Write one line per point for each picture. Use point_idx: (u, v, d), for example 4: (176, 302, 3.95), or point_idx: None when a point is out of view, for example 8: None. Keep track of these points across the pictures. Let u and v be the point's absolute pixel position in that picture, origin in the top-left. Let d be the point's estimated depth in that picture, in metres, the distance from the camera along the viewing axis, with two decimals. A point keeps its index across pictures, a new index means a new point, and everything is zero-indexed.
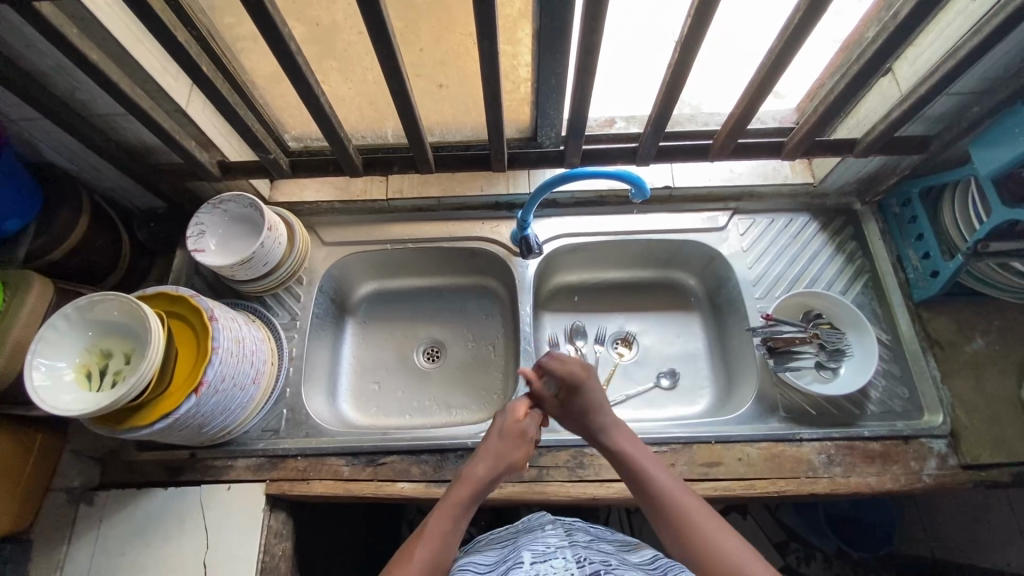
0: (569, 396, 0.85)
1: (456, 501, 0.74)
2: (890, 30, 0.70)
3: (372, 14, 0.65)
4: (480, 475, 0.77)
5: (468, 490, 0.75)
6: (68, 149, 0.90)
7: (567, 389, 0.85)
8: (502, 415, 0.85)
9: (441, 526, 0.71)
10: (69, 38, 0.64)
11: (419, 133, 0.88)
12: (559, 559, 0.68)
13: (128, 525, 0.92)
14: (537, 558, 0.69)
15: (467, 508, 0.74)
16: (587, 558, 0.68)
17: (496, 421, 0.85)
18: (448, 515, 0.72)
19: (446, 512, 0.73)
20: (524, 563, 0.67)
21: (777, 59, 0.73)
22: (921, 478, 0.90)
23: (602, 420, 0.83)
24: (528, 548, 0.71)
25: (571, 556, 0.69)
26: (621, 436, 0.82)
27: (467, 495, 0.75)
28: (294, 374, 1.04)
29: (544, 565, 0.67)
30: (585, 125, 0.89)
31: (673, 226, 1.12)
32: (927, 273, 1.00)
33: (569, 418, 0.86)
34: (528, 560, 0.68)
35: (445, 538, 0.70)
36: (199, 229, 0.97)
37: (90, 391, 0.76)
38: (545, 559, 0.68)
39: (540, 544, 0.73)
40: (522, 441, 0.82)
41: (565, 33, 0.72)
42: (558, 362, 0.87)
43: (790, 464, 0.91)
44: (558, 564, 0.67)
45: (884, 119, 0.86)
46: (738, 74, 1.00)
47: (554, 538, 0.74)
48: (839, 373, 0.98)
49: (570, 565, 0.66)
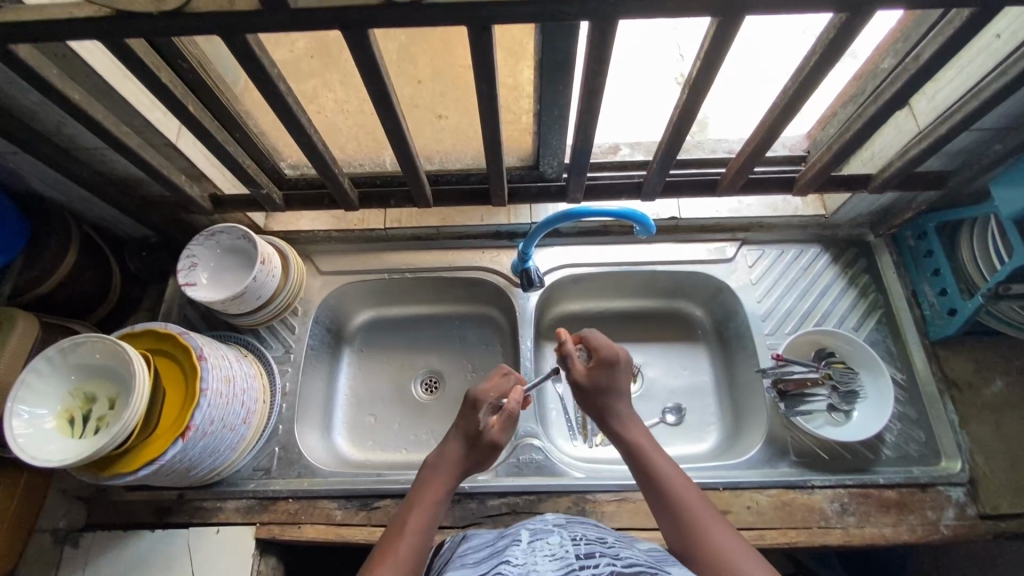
0: (601, 369, 0.84)
1: (435, 495, 0.74)
2: (911, 72, 0.66)
3: (364, 56, 0.62)
4: (453, 475, 0.77)
5: (444, 486, 0.75)
6: (57, 181, 0.87)
7: (599, 362, 0.85)
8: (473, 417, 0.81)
9: (421, 519, 0.70)
10: (49, 80, 0.61)
11: (416, 169, 0.85)
12: (555, 537, 0.69)
13: (114, 570, 0.89)
14: (534, 537, 0.70)
15: (443, 502, 0.74)
16: (583, 536, 0.69)
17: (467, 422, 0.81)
18: (427, 509, 0.72)
19: (427, 503, 0.72)
20: (523, 541, 0.69)
21: (790, 99, 0.70)
22: (938, 529, 0.86)
23: (621, 409, 0.82)
24: (526, 528, 0.72)
25: (567, 534, 0.69)
26: (633, 428, 0.80)
27: (443, 491, 0.75)
28: (287, 410, 1.01)
29: (541, 544, 0.68)
30: (589, 162, 0.86)
31: (680, 257, 1.08)
32: (944, 311, 0.96)
33: (588, 395, 0.84)
34: (525, 538, 0.69)
35: (426, 532, 0.69)
36: (191, 261, 0.94)
37: (72, 439, 0.73)
38: (543, 538, 0.69)
39: (539, 524, 0.74)
40: (488, 444, 0.79)
41: (569, 70, 0.68)
42: (603, 339, 0.87)
43: (801, 513, 0.88)
44: (553, 541, 0.68)
45: (902, 155, 0.83)
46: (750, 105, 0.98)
47: (552, 519, 0.75)
48: (851, 416, 0.94)
49: (565, 542, 0.67)
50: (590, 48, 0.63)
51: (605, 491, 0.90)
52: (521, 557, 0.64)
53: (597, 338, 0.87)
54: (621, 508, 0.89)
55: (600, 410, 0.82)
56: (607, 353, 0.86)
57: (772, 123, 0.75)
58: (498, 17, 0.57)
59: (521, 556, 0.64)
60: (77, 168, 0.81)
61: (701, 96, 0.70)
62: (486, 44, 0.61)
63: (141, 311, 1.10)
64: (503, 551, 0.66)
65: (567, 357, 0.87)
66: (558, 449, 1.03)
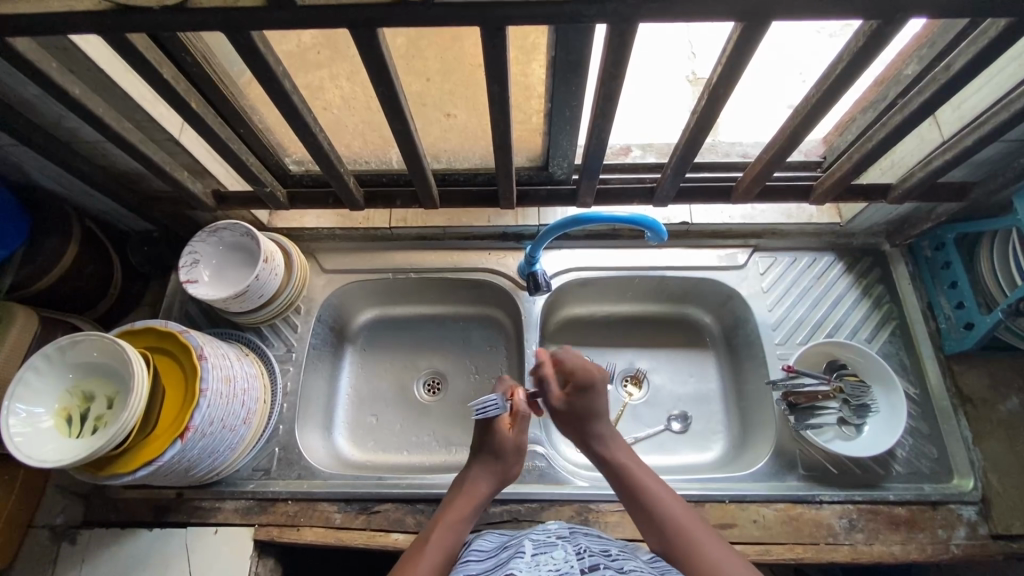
0: (576, 395, 0.82)
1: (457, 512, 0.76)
2: (940, 83, 0.63)
3: (372, 55, 0.60)
4: (478, 489, 0.78)
5: (467, 504, 0.77)
6: (58, 175, 0.86)
7: (575, 386, 0.82)
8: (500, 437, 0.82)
9: (445, 536, 0.72)
10: (47, 73, 0.59)
11: (423, 170, 0.83)
12: (559, 551, 0.67)
13: (111, 567, 0.88)
14: (538, 549, 0.68)
15: (468, 518, 0.76)
16: (587, 549, 0.68)
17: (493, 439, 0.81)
18: (452, 525, 0.74)
19: (454, 518, 0.75)
20: (525, 554, 0.66)
21: (813, 108, 0.67)
22: (948, 549, 0.85)
23: (600, 429, 0.81)
24: (529, 538, 0.71)
25: (571, 547, 0.68)
26: (616, 447, 0.80)
27: (467, 509, 0.76)
28: (288, 410, 0.99)
29: (544, 556, 0.66)
30: (600, 166, 0.83)
31: (690, 263, 1.06)
32: (961, 325, 0.94)
33: (566, 420, 0.83)
34: (528, 550, 0.68)
35: (449, 547, 0.72)
36: (193, 258, 0.92)
37: (70, 439, 0.71)
38: (546, 551, 0.67)
39: (541, 535, 0.72)
40: (512, 454, 0.81)
41: (583, 71, 0.65)
42: (577, 359, 0.85)
43: (809, 529, 0.86)
44: (558, 555, 0.66)
45: (924, 165, 0.80)
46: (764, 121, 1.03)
47: (555, 529, 0.74)
48: (862, 430, 0.92)
49: (569, 556, 0.66)
50: (606, 53, 0.61)
51: (608, 501, 0.89)
52: (525, 571, 0.62)
53: (573, 360, 0.84)
54: (625, 519, 0.87)
55: (579, 435, 0.81)
56: (581, 376, 0.83)
57: (793, 132, 0.72)
58: (512, 18, 0.54)
59: (526, 570, 0.63)
60: (77, 162, 0.79)
61: (718, 104, 0.67)
62: (498, 45, 0.58)
63: (142, 307, 1.09)
64: (507, 564, 0.65)
65: (546, 382, 0.85)
66: (561, 455, 1.01)
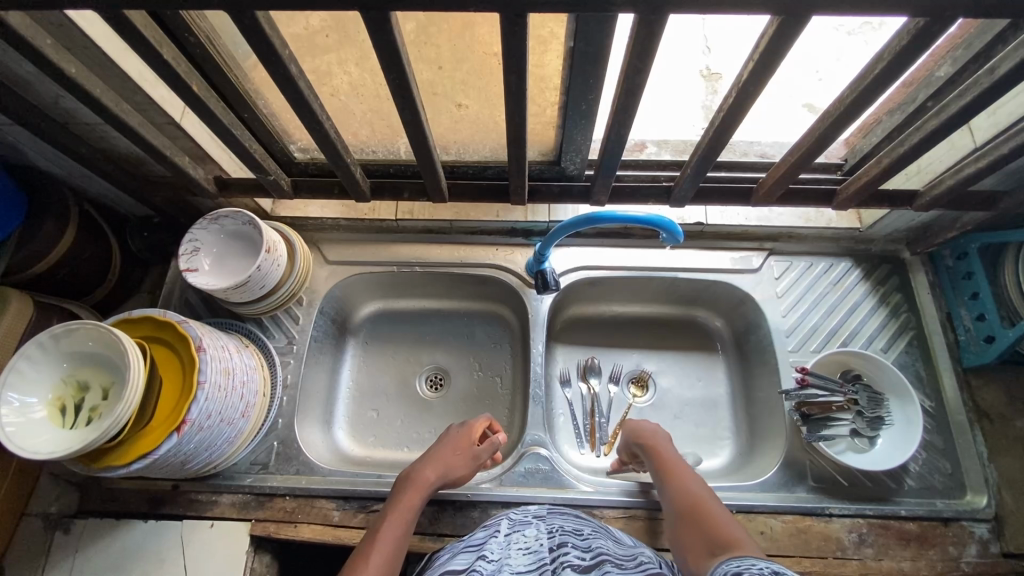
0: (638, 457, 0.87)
1: (406, 503, 0.75)
2: (983, 87, 0.60)
3: (384, 40, 0.57)
4: (427, 479, 0.79)
5: (417, 496, 0.77)
6: (55, 156, 0.83)
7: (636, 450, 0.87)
8: (460, 428, 0.87)
9: (394, 529, 0.71)
10: (43, 51, 0.57)
11: (433, 161, 0.80)
12: (532, 529, 0.67)
13: (105, 559, 0.86)
14: (513, 528, 0.68)
15: (416, 511, 0.76)
16: (559, 527, 0.66)
17: (451, 433, 0.87)
18: (400, 517, 0.73)
19: (401, 510, 0.74)
20: (499, 534, 0.66)
21: (844, 110, 0.64)
22: (959, 566, 0.83)
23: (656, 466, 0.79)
24: (506, 517, 0.71)
25: (544, 526, 0.67)
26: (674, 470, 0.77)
27: (416, 501, 0.76)
28: (287, 404, 0.97)
29: (517, 535, 0.66)
30: (617, 162, 0.80)
31: (704, 265, 1.03)
32: (981, 338, 0.92)
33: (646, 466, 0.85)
34: (503, 531, 0.67)
35: (399, 539, 0.70)
36: (193, 246, 0.90)
37: (63, 429, 0.69)
38: (519, 530, 0.67)
39: (520, 514, 0.72)
40: (471, 461, 0.84)
41: (604, 62, 0.62)
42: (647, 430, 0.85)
43: (817, 542, 0.84)
44: (530, 534, 0.66)
45: (954, 173, 0.77)
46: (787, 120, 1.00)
47: (534, 509, 0.73)
48: (876, 444, 0.89)
49: (541, 535, 0.65)
50: (631, 44, 0.57)
51: (612, 507, 0.87)
52: (496, 552, 0.62)
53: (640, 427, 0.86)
54: (629, 526, 0.86)
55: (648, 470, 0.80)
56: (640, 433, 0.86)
57: (822, 133, 0.69)
58: (534, 5, 0.51)
59: (497, 551, 0.62)
60: (73, 145, 0.77)
61: (745, 104, 0.64)
62: (518, 33, 0.55)
63: (142, 294, 1.07)
64: (479, 544, 0.65)
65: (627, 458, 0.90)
66: (565, 457, 0.99)
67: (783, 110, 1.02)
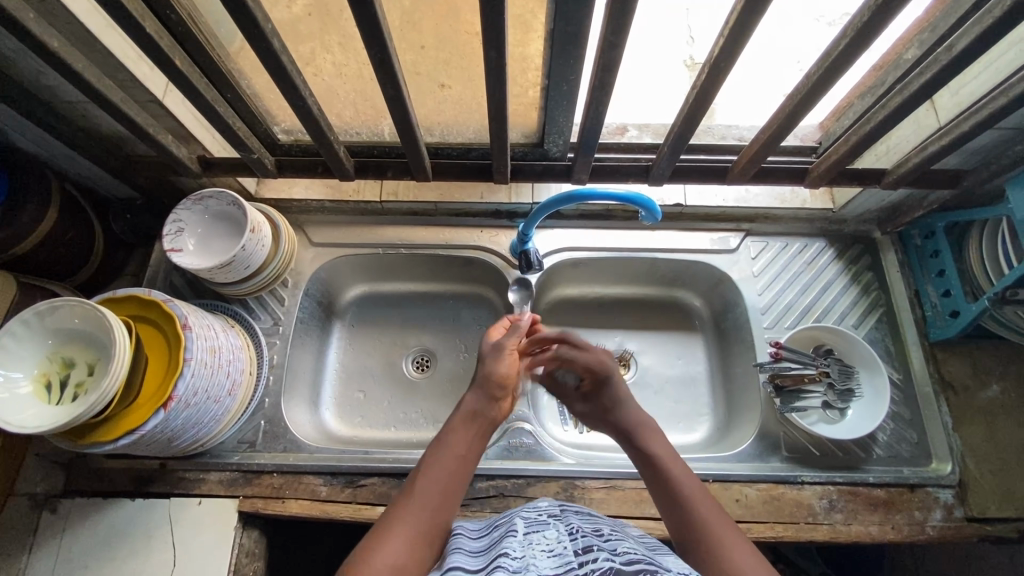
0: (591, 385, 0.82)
1: (457, 427, 0.71)
2: (942, 64, 0.63)
3: (364, 13, 0.58)
4: (474, 402, 0.74)
5: (466, 418, 0.72)
6: (37, 136, 0.83)
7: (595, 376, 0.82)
8: (490, 346, 0.82)
9: (448, 450, 0.67)
10: (24, 23, 0.57)
11: (416, 140, 0.81)
12: (551, 531, 0.63)
13: (93, 537, 0.87)
14: (530, 528, 0.65)
15: (471, 433, 0.71)
16: (580, 530, 0.63)
17: (484, 354, 0.81)
18: (454, 438, 0.69)
19: (453, 435, 0.70)
20: (517, 533, 0.63)
21: (813, 86, 0.66)
22: (924, 530, 0.87)
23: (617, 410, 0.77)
24: (520, 517, 0.68)
25: (563, 528, 0.64)
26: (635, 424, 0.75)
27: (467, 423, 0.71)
28: (274, 384, 0.98)
29: (535, 537, 0.62)
30: (598, 140, 0.81)
31: (684, 246, 1.06)
32: (946, 313, 0.95)
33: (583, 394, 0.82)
34: (520, 530, 0.64)
35: (453, 462, 0.66)
36: (178, 226, 0.90)
37: (49, 405, 0.70)
38: (537, 530, 0.63)
39: (533, 514, 0.69)
40: (512, 366, 0.79)
41: (582, 40, 0.63)
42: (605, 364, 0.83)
43: (789, 509, 0.87)
44: (549, 536, 0.62)
45: (919, 151, 0.80)
46: (765, 102, 1.03)
47: (546, 508, 0.71)
48: (846, 414, 0.93)
49: (561, 538, 0.62)
50: (606, 20, 0.59)
51: (593, 478, 0.90)
52: (518, 549, 0.58)
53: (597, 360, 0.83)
54: (610, 496, 0.88)
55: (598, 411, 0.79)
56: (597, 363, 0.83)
57: (793, 111, 0.71)
58: None
59: (518, 548, 0.58)
60: (54, 122, 0.77)
61: (719, 80, 0.66)
62: (497, 8, 0.56)
63: (125, 276, 1.07)
64: (498, 544, 0.61)
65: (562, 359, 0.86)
66: (549, 434, 1.02)
67: (762, 92, 1.05)
